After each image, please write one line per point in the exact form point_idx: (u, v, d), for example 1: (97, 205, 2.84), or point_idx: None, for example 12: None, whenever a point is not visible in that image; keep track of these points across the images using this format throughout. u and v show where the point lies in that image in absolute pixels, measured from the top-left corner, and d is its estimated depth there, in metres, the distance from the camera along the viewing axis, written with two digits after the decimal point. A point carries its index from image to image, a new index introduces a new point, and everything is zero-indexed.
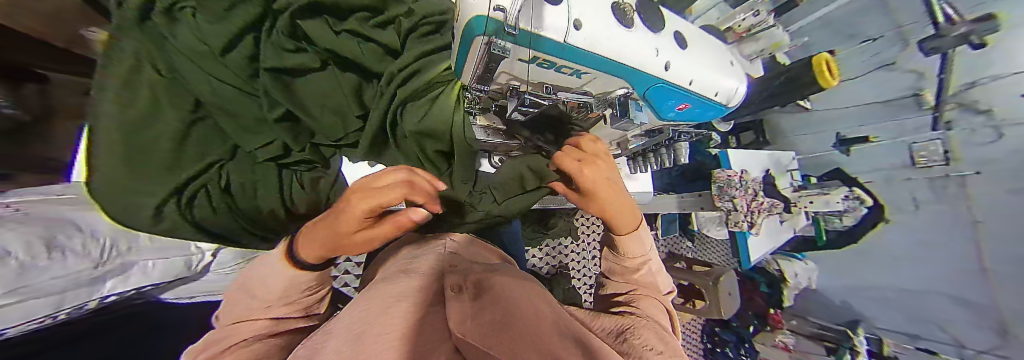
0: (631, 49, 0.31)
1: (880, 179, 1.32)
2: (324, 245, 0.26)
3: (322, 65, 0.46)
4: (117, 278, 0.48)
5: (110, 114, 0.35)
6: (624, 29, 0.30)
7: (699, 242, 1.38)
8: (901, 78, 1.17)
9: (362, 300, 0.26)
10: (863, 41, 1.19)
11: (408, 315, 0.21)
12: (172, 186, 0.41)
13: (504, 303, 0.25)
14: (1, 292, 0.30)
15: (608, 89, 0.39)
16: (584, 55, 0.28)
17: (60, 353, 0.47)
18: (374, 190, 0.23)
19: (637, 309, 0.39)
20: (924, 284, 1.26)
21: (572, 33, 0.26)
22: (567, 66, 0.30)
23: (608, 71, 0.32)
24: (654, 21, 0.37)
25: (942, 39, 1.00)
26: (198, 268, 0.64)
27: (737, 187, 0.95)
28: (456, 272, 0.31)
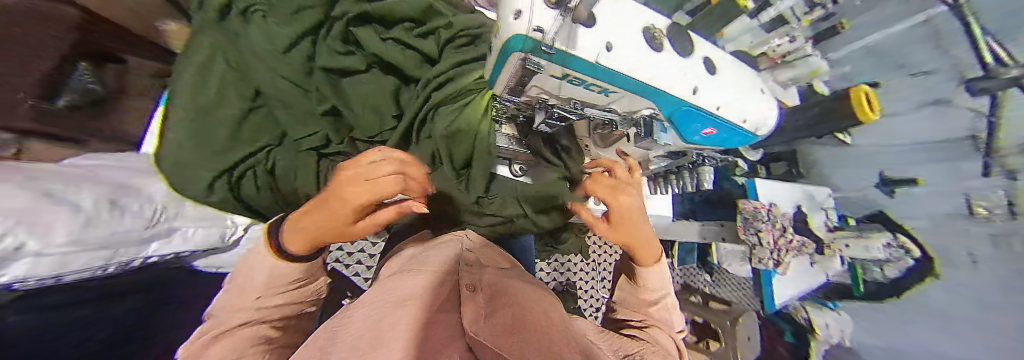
0: (659, 74, 0.32)
1: (927, 227, 1.02)
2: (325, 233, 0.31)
3: (367, 67, 0.52)
4: (162, 240, 0.54)
5: (186, 96, 0.41)
6: (654, 52, 0.32)
7: (719, 277, 1.24)
8: (956, 118, 0.89)
9: (384, 288, 0.28)
10: (913, 74, 0.93)
11: (419, 311, 0.21)
12: (228, 162, 0.45)
13: (514, 307, 0.26)
14: (65, 239, 0.37)
15: (635, 108, 0.39)
16: (617, 76, 0.29)
17: (82, 309, 0.51)
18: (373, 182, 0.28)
19: (645, 337, 0.40)
20: None
21: (604, 55, 0.27)
22: (595, 85, 0.31)
23: (636, 92, 0.33)
24: (683, 45, 0.37)
25: (988, 80, 0.79)
26: (229, 241, 0.68)
27: (764, 220, 0.88)
28: (471, 272, 0.32)
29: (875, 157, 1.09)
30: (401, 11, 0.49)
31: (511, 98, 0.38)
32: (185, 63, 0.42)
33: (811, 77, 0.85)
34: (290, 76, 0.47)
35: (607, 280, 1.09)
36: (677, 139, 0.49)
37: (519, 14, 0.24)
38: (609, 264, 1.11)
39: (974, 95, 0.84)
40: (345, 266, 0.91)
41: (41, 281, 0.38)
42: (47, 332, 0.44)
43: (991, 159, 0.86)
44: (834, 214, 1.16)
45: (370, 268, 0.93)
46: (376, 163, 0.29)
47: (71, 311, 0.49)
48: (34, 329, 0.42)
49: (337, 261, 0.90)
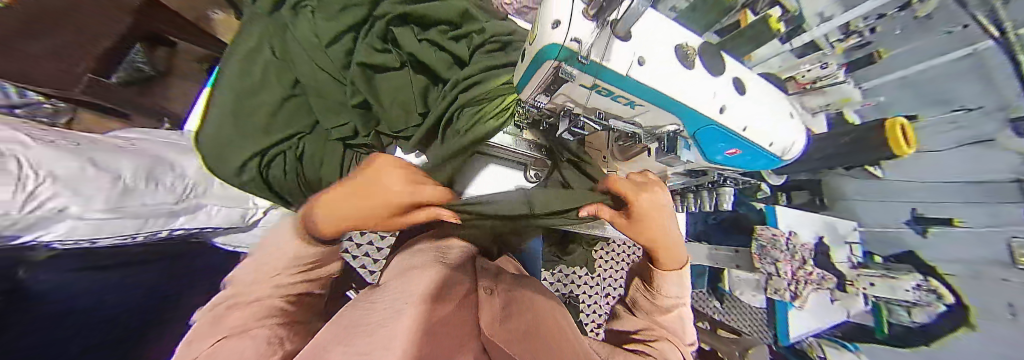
0: (688, 91, 0.32)
1: (965, 273, 0.95)
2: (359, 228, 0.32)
3: (401, 65, 0.53)
4: (188, 215, 0.58)
5: (235, 80, 0.46)
6: (684, 69, 0.32)
7: (728, 304, 1.23)
8: (998, 157, 0.81)
9: (402, 281, 0.28)
10: (954, 110, 0.85)
11: (442, 301, 0.22)
12: (263, 142, 0.47)
13: (527, 316, 0.26)
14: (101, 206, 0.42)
15: (659, 123, 0.39)
16: (646, 89, 0.30)
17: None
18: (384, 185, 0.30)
19: (651, 349, 0.40)
20: None
21: (635, 67, 0.27)
22: (623, 97, 0.31)
23: (663, 106, 0.33)
24: (714, 64, 0.37)
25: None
26: (250, 221, 0.70)
27: (783, 249, 0.84)
28: (485, 278, 0.32)
29: (909, 193, 1.02)
30: (436, 14, 0.52)
31: (536, 104, 0.39)
32: (237, 53, 0.46)
33: (843, 104, 0.83)
34: (327, 68, 0.49)
35: (611, 296, 1.07)
36: (699, 156, 0.49)
37: (558, 23, 0.24)
38: (616, 279, 1.08)
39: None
40: (353, 256, 0.93)
41: (74, 242, 0.44)
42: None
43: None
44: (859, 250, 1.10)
45: (377, 261, 0.94)
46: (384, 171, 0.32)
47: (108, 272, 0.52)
48: None
49: (344, 251, 0.92)
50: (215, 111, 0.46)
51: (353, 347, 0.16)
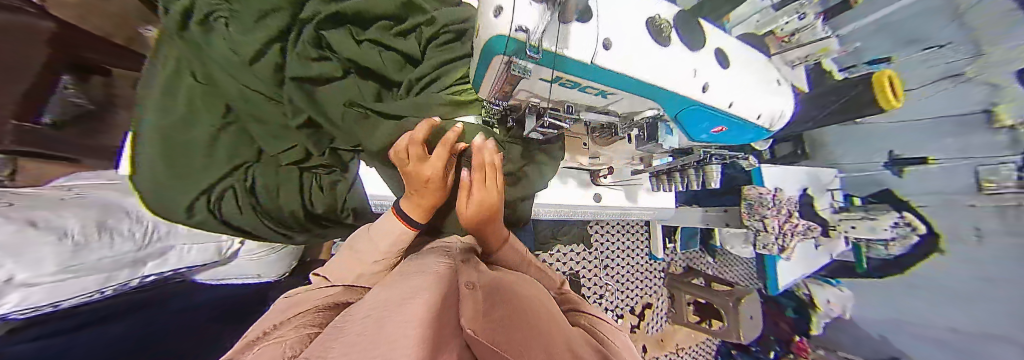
0: (665, 70, 0.29)
1: (937, 203, 1.08)
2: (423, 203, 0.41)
3: (344, 73, 0.48)
4: (156, 260, 0.52)
5: (156, 114, 0.41)
6: (659, 47, 0.29)
7: (719, 259, 1.32)
8: (973, 90, 0.96)
9: (377, 299, 0.26)
10: (926, 48, 0.99)
11: (418, 305, 0.21)
12: (213, 179, 0.44)
13: (514, 302, 0.24)
14: (56, 269, 0.34)
15: (637, 110, 0.38)
16: (615, 77, 0.27)
17: (95, 330, 0.51)
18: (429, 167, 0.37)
19: (585, 310, 0.41)
20: (981, 323, 1.02)
21: (601, 53, 0.24)
22: (591, 87, 0.29)
23: (636, 93, 0.31)
24: (694, 38, 0.34)
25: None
26: (226, 255, 0.64)
27: (770, 206, 0.84)
28: (468, 273, 0.31)
29: (891, 135, 1.13)
30: (377, 8, 0.46)
31: (498, 103, 0.36)
32: (155, 86, 0.41)
33: (823, 55, 0.79)
34: (257, 86, 0.45)
35: (610, 268, 1.10)
36: (684, 137, 0.47)
37: (501, 11, 0.21)
38: (614, 252, 1.11)
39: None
40: None
41: (36, 308, 0.36)
42: (69, 353, 0.44)
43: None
44: (839, 195, 1.14)
45: None
46: (416, 161, 0.37)
47: (83, 335, 0.48)
48: (61, 356, 0.42)
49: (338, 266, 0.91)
50: (145, 153, 0.41)
51: (331, 353, 0.14)
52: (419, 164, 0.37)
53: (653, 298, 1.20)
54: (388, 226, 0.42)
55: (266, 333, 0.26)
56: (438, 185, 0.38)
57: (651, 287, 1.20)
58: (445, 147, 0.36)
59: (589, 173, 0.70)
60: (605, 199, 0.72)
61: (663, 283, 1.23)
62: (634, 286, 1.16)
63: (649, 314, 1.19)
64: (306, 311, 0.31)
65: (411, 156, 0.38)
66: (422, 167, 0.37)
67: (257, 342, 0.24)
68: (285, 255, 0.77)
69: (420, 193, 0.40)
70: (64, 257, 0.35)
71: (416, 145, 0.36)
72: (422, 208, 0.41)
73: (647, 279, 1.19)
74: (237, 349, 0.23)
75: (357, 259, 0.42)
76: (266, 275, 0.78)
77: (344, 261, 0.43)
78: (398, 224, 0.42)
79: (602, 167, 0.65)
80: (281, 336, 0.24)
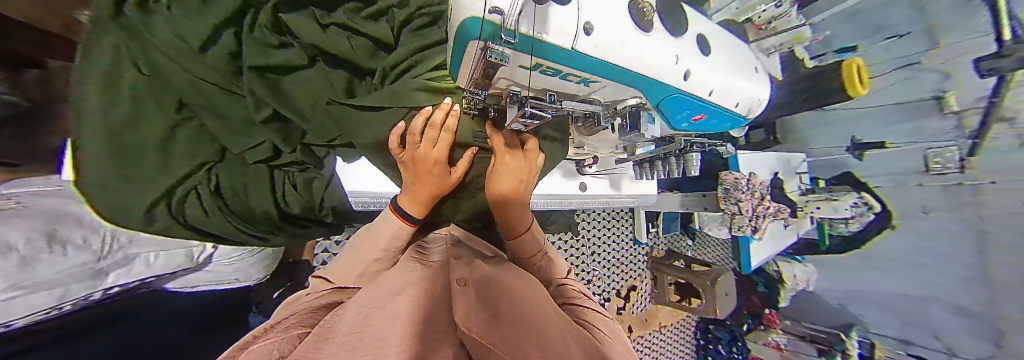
0: (645, 57, 0.29)
1: (890, 184, 1.19)
2: (427, 188, 0.44)
3: (311, 61, 0.47)
4: (119, 271, 0.48)
5: (96, 110, 0.35)
6: (642, 34, 0.28)
7: (698, 241, 1.39)
8: (923, 79, 1.03)
9: (366, 297, 0.25)
10: (889, 37, 1.06)
11: (410, 302, 0.21)
12: (171, 182, 0.42)
13: (507, 297, 0.25)
14: (6, 286, 0.31)
15: (619, 98, 0.38)
16: (596, 64, 0.27)
17: (55, 348, 0.47)
18: (434, 149, 0.43)
19: (578, 301, 0.43)
20: (925, 290, 1.15)
21: (582, 38, 0.23)
22: (573, 74, 0.28)
23: (620, 80, 0.31)
24: (676, 24, 0.34)
25: (999, 60, 0.87)
26: (199, 260, 0.61)
27: (744, 190, 0.88)
28: (461, 270, 0.31)
29: (851, 122, 1.22)
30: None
31: (480, 92, 0.35)
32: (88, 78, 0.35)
33: (795, 43, 0.81)
34: (212, 78, 0.42)
35: (597, 253, 1.14)
36: (664, 126, 0.48)
37: None
38: (601, 238, 1.15)
39: (980, 75, 0.92)
40: None
41: None
42: None
43: (980, 138, 0.96)
44: (806, 178, 1.22)
45: None
46: (423, 144, 0.43)
47: (42, 353, 0.45)
48: None
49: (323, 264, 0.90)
50: (85, 158, 0.36)
51: (322, 350, 0.14)
52: (428, 148, 0.43)
53: (638, 281, 1.26)
54: (381, 228, 0.44)
55: (265, 332, 0.25)
56: (443, 167, 0.45)
57: (636, 270, 1.25)
58: (449, 131, 0.44)
59: (575, 163, 0.71)
60: (592, 188, 0.73)
61: (647, 266, 1.28)
62: (619, 269, 1.20)
63: (634, 296, 1.24)
64: (302, 313, 0.30)
65: (419, 141, 0.43)
66: (431, 149, 0.43)
67: (253, 341, 0.22)
68: (266, 257, 0.74)
69: (424, 179, 0.44)
70: (13, 275, 0.32)
71: (429, 128, 0.42)
72: (425, 199, 0.45)
73: (632, 263, 1.24)
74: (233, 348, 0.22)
75: (352, 258, 0.42)
76: (244, 279, 0.74)
77: (343, 259, 0.42)
78: (396, 219, 0.44)
79: (586, 157, 0.66)
80: (279, 335, 0.23)
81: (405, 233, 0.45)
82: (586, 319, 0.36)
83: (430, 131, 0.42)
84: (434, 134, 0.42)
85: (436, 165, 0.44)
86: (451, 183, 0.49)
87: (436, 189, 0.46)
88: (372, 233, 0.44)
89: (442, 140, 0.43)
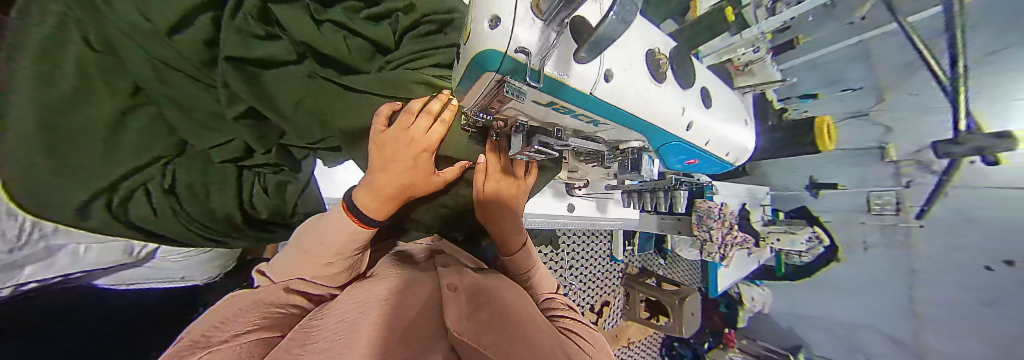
0: (656, 105, 0.31)
1: (839, 220, 1.29)
2: (405, 179, 0.40)
3: (299, 57, 0.45)
4: (36, 264, 0.43)
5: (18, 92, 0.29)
6: (655, 84, 0.30)
7: (669, 261, 1.45)
8: (868, 129, 1.16)
9: (353, 314, 0.25)
10: (844, 89, 1.17)
11: (397, 338, 0.21)
12: (118, 173, 0.40)
13: (501, 318, 0.25)
14: None
15: (623, 138, 0.40)
16: (606, 108, 0.28)
17: None
18: (424, 136, 0.39)
19: (568, 313, 0.43)
20: (863, 318, 1.27)
21: (601, 85, 0.24)
22: (584, 115, 0.29)
23: (627, 124, 0.32)
24: (686, 76, 0.35)
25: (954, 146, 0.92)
26: (139, 256, 0.55)
27: (715, 218, 0.92)
28: (453, 294, 0.31)
29: (810, 162, 1.33)
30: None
31: (484, 114, 0.35)
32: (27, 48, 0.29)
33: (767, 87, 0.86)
34: (183, 67, 0.40)
35: (574, 268, 1.15)
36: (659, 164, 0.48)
37: (497, 22, 0.18)
38: (579, 253, 1.16)
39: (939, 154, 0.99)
40: None
41: None
42: None
43: (927, 206, 1.07)
44: (769, 209, 1.32)
45: None
46: (417, 130, 0.39)
47: None
48: None
49: None
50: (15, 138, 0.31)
51: None
52: (420, 133, 0.39)
53: (611, 297, 1.29)
54: (335, 225, 0.38)
55: (224, 317, 0.25)
56: (429, 159, 0.41)
57: (610, 286, 1.28)
58: (445, 124, 0.40)
59: (566, 184, 0.73)
60: (578, 209, 0.75)
61: (620, 282, 1.32)
62: (594, 285, 1.23)
63: (606, 311, 1.27)
64: (260, 314, 0.27)
65: (412, 125, 0.39)
66: (421, 135, 0.39)
67: (203, 348, 0.20)
68: (222, 255, 0.68)
69: (396, 168, 0.39)
70: None
71: (425, 115, 0.39)
72: (394, 188, 0.40)
73: (607, 279, 1.26)
74: (177, 348, 0.21)
75: (298, 256, 0.39)
76: (190, 278, 0.68)
77: (291, 256, 0.39)
78: (346, 224, 0.38)
79: (578, 181, 0.68)
80: (243, 338, 0.23)
81: (364, 236, 0.40)
82: (574, 329, 0.37)
83: (426, 117, 0.39)
84: (430, 121, 0.39)
85: (422, 155, 0.40)
86: (429, 182, 0.44)
87: (416, 184, 0.42)
88: (320, 236, 0.38)
89: (438, 129, 0.40)
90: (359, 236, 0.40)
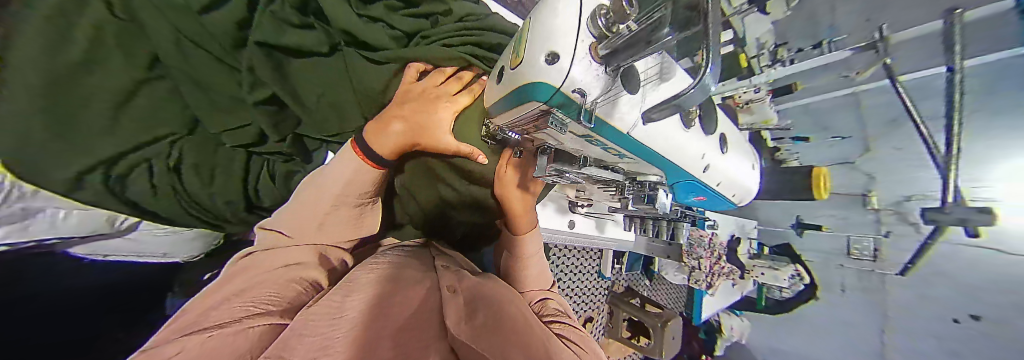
0: (682, 147, 0.34)
1: (819, 259, 1.30)
2: (417, 124, 0.43)
3: (331, 50, 0.49)
4: (11, 226, 0.41)
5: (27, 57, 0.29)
6: (684, 129, 0.33)
7: (655, 283, 1.46)
8: (853, 177, 1.19)
9: (358, 307, 0.25)
10: (834, 137, 1.20)
11: (401, 331, 0.21)
12: (119, 149, 0.42)
13: (501, 323, 0.25)
14: None
15: (643, 172, 0.41)
16: (638, 146, 0.30)
17: None
18: (449, 94, 0.46)
19: (563, 319, 0.44)
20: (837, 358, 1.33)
21: (638, 127, 0.26)
22: (615, 149, 0.31)
23: (651, 161, 0.34)
24: (708, 123, 0.39)
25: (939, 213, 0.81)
26: (122, 227, 0.53)
27: (704, 247, 0.94)
28: (453, 295, 0.30)
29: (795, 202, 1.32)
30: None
31: (512, 133, 0.37)
32: (41, 9, 0.28)
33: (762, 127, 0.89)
34: (209, 46, 0.42)
35: (562, 281, 1.15)
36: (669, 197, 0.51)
37: (555, 60, 0.18)
38: (569, 267, 1.16)
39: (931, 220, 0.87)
40: None
41: None
42: None
43: (912, 263, 1.09)
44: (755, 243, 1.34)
45: None
46: (445, 89, 0.46)
47: None
48: None
49: None
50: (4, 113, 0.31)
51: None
52: (444, 88, 0.46)
53: (595, 313, 1.28)
54: (344, 165, 0.42)
55: (220, 303, 0.27)
56: (447, 111, 0.44)
57: (595, 302, 1.28)
58: (470, 93, 0.48)
59: (569, 200, 0.74)
60: (578, 226, 0.76)
61: (605, 299, 1.32)
62: (580, 298, 1.22)
63: (589, 327, 1.26)
64: (269, 305, 0.28)
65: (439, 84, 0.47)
66: (444, 90, 0.46)
67: (204, 334, 0.20)
68: (207, 234, 0.65)
69: (411, 109, 0.44)
70: None
71: (454, 80, 0.48)
72: (402, 126, 0.43)
73: (592, 294, 1.27)
74: (176, 330, 0.22)
75: (311, 205, 0.43)
76: (173, 254, 0.66)
77: (302, 209, 0.43)
78: (357, 158, 0.42)
79: (584, 200, 0.69)
80: (245, 323, 0.23)
81: (367, 175, 0.43)
82: (574, 338, 0.37)
83: (456, 82, 0.48)
84: (460, 86, 0.48)
85: (444, 108, 0.45)
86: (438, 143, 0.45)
87: (424, 138, 0.45)
88: (330, 174, 0.42)
89: (463, 91, 0.47)
90: (362, 172, 0.43)
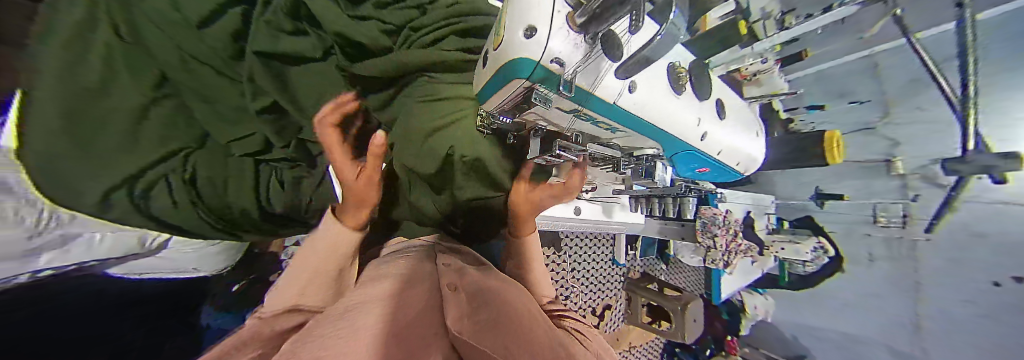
0: (675, 115, 0.33)
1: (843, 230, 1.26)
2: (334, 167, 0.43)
3: (325, 54, 0.54)
4: (53, 252, 0.44)
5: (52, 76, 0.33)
6: (674, 96, 0.33)
7: (672, 267, 1.44)
8: (873, 142, 1.14)
9: (355, 302, 0.26)
10: (853, 102, 1.16)
11: (389, 316, 0.23)
12: (139, 164, 0.44)
13: (501, 318, 0.25)
14: None
15: (637, 146, 0.41)
16: (629, 117, 0.29)
17: None
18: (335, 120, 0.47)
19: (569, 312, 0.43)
20: (864, 331, 1.28)
21: (624, 95, 0.26)
22: (605, 123, 0.31)
23: (642, 132, 0.33)
24: (702, 88, 0.38)
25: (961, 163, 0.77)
26: (152, 246, 0.56)
27: (720, 225, 0.89)
28: (452, 291, 0.31)
29: (812, 173, 1.28)
30: None
31: (504, 118, 0.36)
32: None
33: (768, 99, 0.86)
34: (211, 61, 0.48)
35: (577, 270, 1.15)
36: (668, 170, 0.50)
37: (532, 34, 0.18)
38: (583, 256, 1.16)
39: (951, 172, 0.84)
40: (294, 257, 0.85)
41: None
42: None
43: (935, 219, 1.05)
44: (773, 218, 1.30)
45: None
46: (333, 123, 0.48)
47: None
48: None
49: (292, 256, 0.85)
50: (39, 140, 0.34)
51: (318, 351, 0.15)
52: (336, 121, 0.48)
53: (613, 300, 1.28)
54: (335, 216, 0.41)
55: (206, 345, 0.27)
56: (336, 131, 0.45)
57: (612, 290, 1.27)
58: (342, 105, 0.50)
59: None
60: (585, 212, 0.75)
61: (621, 286, 1.31)
62: (596, 287, 1.22)
63: (608, 315, 1.25)
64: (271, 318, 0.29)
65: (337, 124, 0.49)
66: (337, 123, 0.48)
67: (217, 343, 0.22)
68: (229, 248, 0.68)
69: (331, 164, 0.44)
70: None
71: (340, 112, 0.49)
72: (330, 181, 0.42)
73: (608, 282, 1.26)
74: None
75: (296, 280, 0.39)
76: (202, 269, 0.69)
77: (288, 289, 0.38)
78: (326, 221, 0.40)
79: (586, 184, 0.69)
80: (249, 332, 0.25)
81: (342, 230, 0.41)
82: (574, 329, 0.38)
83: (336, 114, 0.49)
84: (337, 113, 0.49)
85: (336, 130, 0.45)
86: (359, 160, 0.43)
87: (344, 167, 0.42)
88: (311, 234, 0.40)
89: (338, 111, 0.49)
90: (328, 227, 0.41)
